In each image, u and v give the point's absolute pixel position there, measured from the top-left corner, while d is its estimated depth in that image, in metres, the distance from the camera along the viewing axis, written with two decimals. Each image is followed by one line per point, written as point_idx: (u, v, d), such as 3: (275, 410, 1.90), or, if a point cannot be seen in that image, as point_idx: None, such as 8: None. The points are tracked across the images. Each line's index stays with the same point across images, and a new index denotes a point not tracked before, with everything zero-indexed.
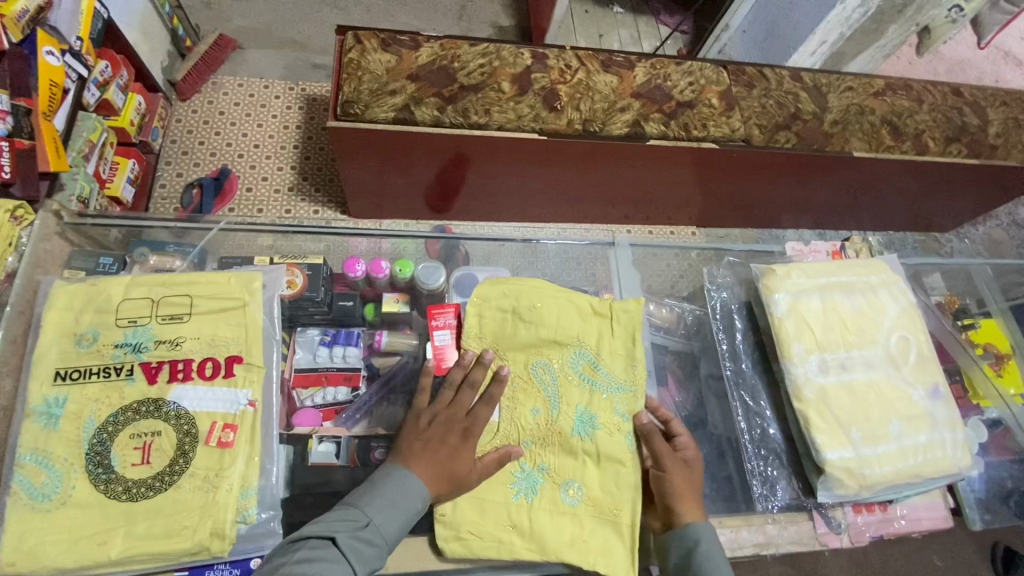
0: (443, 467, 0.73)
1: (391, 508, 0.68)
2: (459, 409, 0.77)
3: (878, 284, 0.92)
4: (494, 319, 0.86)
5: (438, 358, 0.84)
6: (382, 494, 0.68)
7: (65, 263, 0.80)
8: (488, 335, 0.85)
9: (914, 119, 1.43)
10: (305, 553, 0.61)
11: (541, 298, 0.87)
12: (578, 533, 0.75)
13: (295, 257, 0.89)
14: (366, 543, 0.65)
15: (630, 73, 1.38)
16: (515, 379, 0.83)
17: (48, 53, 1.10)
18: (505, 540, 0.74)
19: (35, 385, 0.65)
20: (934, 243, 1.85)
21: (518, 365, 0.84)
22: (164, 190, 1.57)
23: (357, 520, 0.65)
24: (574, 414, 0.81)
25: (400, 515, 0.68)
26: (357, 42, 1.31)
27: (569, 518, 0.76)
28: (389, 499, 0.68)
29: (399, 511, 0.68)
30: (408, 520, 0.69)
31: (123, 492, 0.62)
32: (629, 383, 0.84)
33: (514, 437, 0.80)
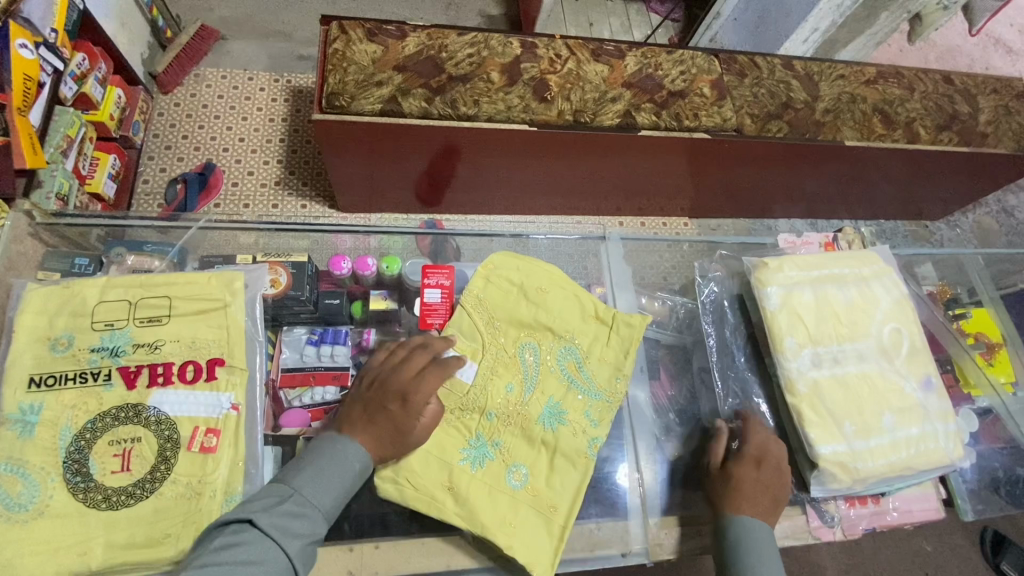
0: (385, 429, 0.68)
1: (319, 478, 0.62)
2: (409, 369, 0.72)
3: (870, 276, 0.92)
4: (497, 292, 0.87)
5: (425, 314, 0.88)
6: (309, 466, 0.63)
7: (40, 264, 0.78)
8: (487, 303, 0.86)
9: (905, 107, 1.42)
10: (223, 539, 0.54)
11: (551, 284, 0.88)
12: (509, 515, 0.72)
13: (279, 256, 0.87)
14: (294, 517, 0.59)
15: (621, 62, 1.36)
16: (499, 350, 0.83)
17: (21, 45, 1.06)
18: (438, 498, 0.72)
19: (8, 392, 0.63)
20: (925, 232, 1.85)
21: (508, 341, 0.84)
22: (147, 186, 1.54)
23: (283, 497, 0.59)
24: (545, 404, 0.80)
25: (329, 483, 0.62)
26: (342, 33, 1.27)
27: (506, 498, 0.73)
28: (318, 469, 0.63)
29: (328, 479, 0.63)
30: (342, 487, 0.63)
31: (102, 500, 0.61)
32: (607, 393, 0.83)
33: (479, 404, 0.79)
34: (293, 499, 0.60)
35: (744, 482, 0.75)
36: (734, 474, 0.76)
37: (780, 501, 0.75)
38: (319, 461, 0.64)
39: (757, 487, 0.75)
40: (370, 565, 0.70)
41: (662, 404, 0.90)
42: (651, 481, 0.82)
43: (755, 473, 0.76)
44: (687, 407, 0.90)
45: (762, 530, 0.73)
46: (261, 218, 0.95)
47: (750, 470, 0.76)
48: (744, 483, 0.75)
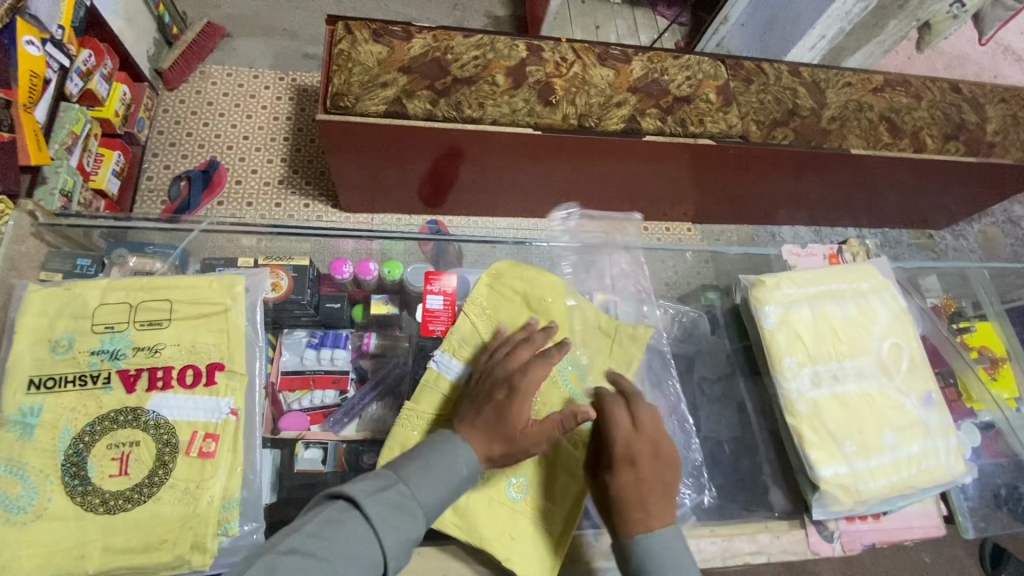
0: (491, 417, 0.68)
1: (438, 475, 0.61)
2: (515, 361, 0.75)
3: (869, 290, 0.91)
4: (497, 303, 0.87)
5: (426, 321, 0.86)
6: (434, 466, 0.61)
7: (42, 264, 0.78)
8: (489, 311, 0.86)
9: (912, 115, 1.41)
10: (329, 515, 0.53)
11: (553, 294, 0.88)
12: (507, 526, 0.72)
13: (281, 260, 0.87)
14: (397, 511, 0.56)
15: (626, 67, 1.36)
16: None
17: (28, 42, 1.06)
18: None
19: (8, 393, 0.63)
20: (929, 241, 1.84)
21: None
22: (150, 183, 1.54)
23: (399, 483, 0.58)
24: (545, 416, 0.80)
25: (439, 479, 0.61)
26: (347, 33, 1.28)
27: (506, 508, 0.73)
28: (441, 469, 0.61)
29: (439, 474, 0.61)
30: (448, 486, 0.61)
31: (100, 504, 0.61)
32: None
33: None
34: (410, 492, 0.58)
35: (632, 491, 0.65)
36: (616, 486, 0.66)
37: (668, 485, 0.67)
38: (454, 463, 0.63)
39: (648, 491, 0.65)
40: None
41: None
42: None
43: (638, 475, 0.66)
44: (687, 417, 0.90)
45: (671, 535, 0.64)
46: (258, 222, 0.94)
47: (631, 475, 0.66)
48: (633, 496, 0.65)
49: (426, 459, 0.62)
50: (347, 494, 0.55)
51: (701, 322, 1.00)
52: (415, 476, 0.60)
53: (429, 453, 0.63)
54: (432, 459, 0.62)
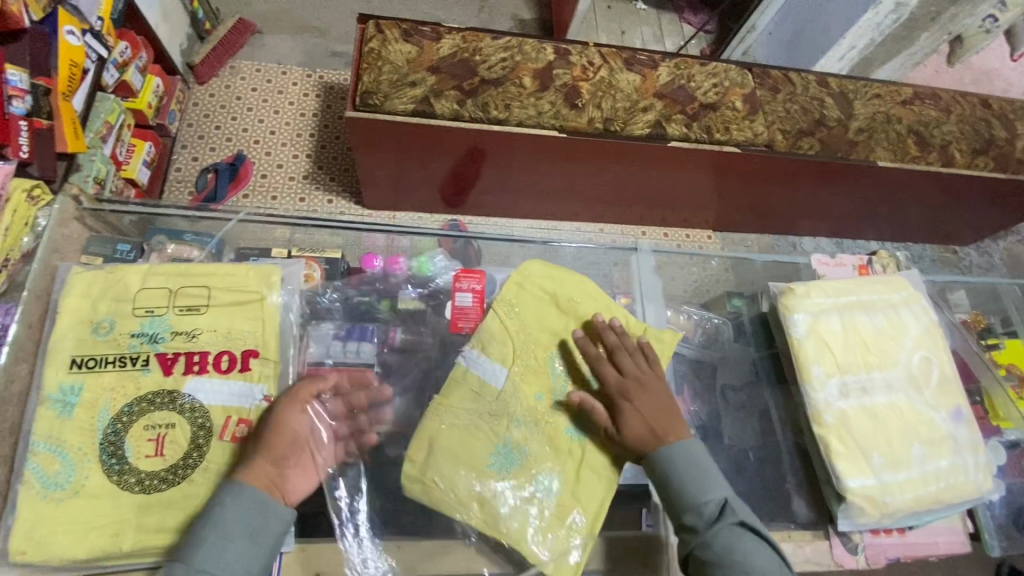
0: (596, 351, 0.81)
1: (223, 535, 0.59)
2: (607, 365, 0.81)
3: (899, 302, 0.90)
4: (520, 317, 0.86)
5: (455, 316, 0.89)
6: (206, 536, 0.58)
7: (82, 247, 0.80)
8: (519, 310, 0.87)
9: (941, 129, 1.40)
10: None
11: (581, 292, 0.88)
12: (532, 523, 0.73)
13: (313, 252, 0.92)
14: None
15: (653, 72, 1.36)
16: (529, 357, 0.83)
17: (68, 32, 1.09)
18: (466, 504, 0.72)
19: (50, 371, 0.65)
20: (953, 256, 1.82)
21: (540, 348, 0.84)
22: (180, 174, 1.57)
23: (175, 565, 0.57)
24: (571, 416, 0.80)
25: (240, 547, 0.59)
26: (378, 32, 1.29)
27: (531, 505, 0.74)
28: (220, 528, 0.59)
29: (238, 543, 0.59)
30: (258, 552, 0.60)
31: (136, 483, 0.62)
32: None
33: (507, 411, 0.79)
34: (185, 570, 0.57)
35: (638, 422, 0.75)
36: (623, 420, 0.75)
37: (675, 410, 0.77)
38: (223, 519, 0.59)
39: (653, 421, 0.75)
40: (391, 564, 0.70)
41: (686, 419, 0.87)
42: None
43: (636, 405, 0.76)
44: (711, 425, 0.89)
45: (697, 452, 0.73)
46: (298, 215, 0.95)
47: (632, 408, 0.75)
48: (642, 426, 0.74)
49: (205, 530, 0.59)
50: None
51: (725, 329, 0.99)
52: (192, 552, 0.58)
53: (200, 527, 0.59)
54: (200, 529, 0.59)
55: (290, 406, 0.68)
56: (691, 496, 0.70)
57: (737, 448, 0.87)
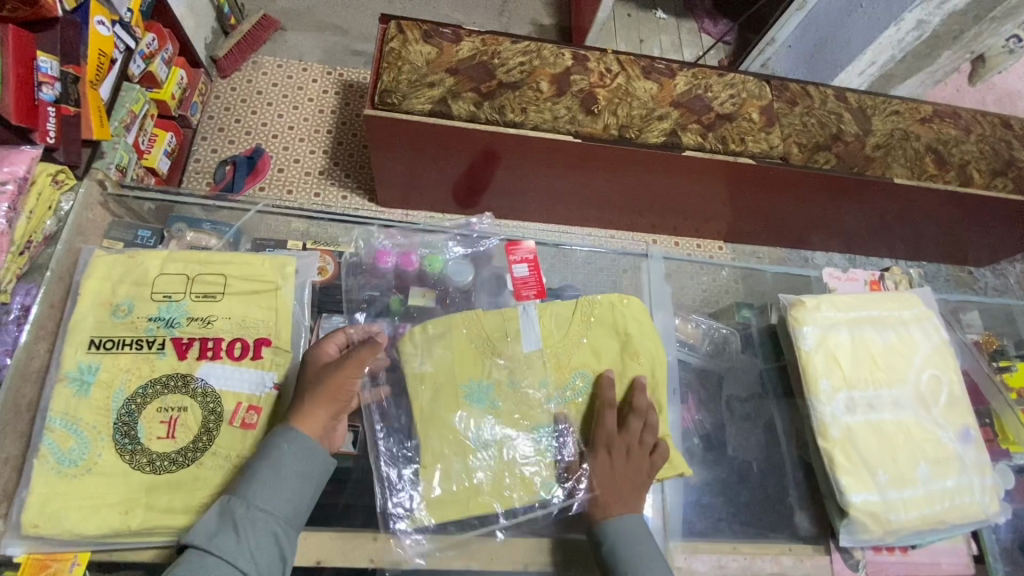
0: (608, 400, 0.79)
1: (277, 478, 0.61)
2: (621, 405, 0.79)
3: (910, 319, 0.89)
4: (556, 319, 0.87)
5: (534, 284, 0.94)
6: (262, 475, 0.61)
7: (105, 232, 0.82)
8: (567, 310, 0.88)
9: (960, 148, 1.39)
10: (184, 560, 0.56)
11: (642, 322, 0.88)
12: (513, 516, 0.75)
13: (328, 246, 0.94)
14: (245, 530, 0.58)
15: (670, 81, 1.36)
16: (558, 348, 0.85)
17: (98, 23, 1.12)
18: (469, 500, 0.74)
19: (70, 351, 0.67)
20: (968, 277, 1.80)
21: (573, 343, 0.86)
22: (198, 164, 1.60)
23: (233, 499, 0.60)
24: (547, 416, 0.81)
25: (285, 486, 0.61)
26: (399, 32, 1.31)
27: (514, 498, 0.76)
28: (278, 469, 0.61)
29: (284, 482, 0.61)
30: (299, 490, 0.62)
31: (147, 463, 0.63)
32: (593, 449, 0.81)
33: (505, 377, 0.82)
34: (244, 505, 0.59)
35: (608, 478, 0.74)
36: (594, 473, 0.75)
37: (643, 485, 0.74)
38: (281, 462, 0.62)
39: (620, 481, 0.73)
40: (390, 557, 0.70)
41: (687, 427, 0.88)
42: (672, 500, 0.79)
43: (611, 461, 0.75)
44: (714, 434, 0.89)
45: (638, 530, 0.70)
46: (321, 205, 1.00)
47: (606, 461, 0.75)
48: (605, 485, 0.73)
49: (260, 472, 0.61)
50: (190, 543, 0.58)
51: (732, 338, 0.99)
52: (248, 488, 0.60)
53: (255, 465, 0.62)
54: (258, 468, 0.61)
55: (352, 369, 0.68)
56: (631, 573, 0.66)
57: (741, 459, 0.87)
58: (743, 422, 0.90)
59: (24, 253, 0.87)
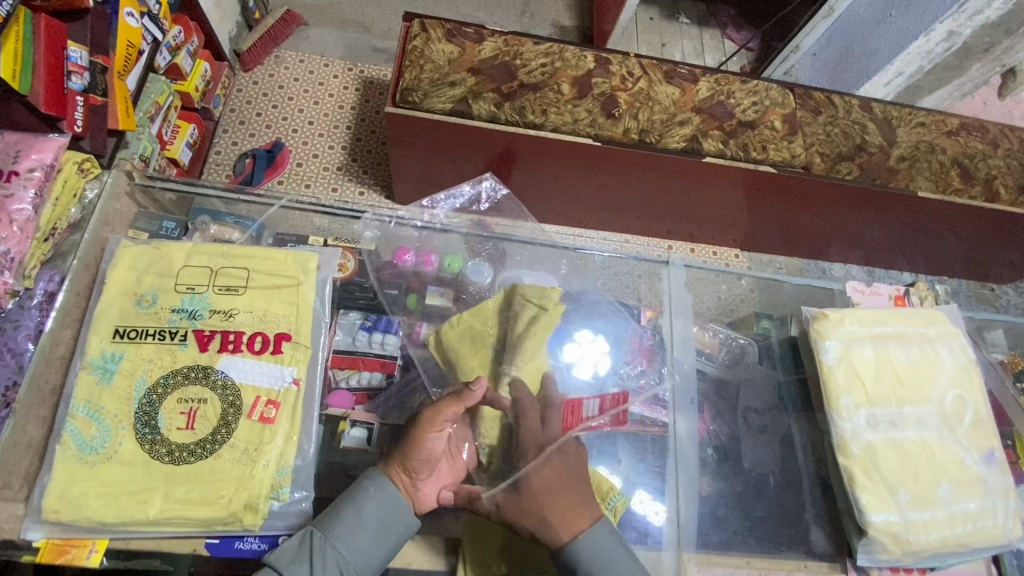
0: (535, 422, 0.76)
1: (359, 522, 0.64)
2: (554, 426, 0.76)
3: (936, 337, 0.88)
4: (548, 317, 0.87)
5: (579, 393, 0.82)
6: (347, 515, 0.64)
7: (131, 222, 0.84)
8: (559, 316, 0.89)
9: (987, 163, 1.36)
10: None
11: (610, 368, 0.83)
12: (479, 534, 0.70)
13: (351, 244, 0.94)
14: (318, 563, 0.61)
15: (692, 87, 1.35)
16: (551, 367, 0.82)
17: (128, 14, 1.13)
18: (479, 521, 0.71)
19: (95, 339, 0.68)
20: (990, 294, 1.76)
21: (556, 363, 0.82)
22: (219, 157, 1.61)
23: (314, 532, 0.63)
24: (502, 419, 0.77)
25: (365, 529, 0.63)
26: (422, 31, 1.31)
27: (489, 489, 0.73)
28: (359, 512, 0.64)
29: (364, 524, 0.64)
30: (376, 535, 0.64)
31: (166, 454, 0.64)
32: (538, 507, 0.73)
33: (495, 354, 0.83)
34: (322, 540, 0.62)
35: (550, 489, 0.69)
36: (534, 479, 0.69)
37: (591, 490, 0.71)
38: (362, 507, 0.64)
39: (563, 485, 0.69)
40: (403, 556, 0.69)
41: (702, 437, 0.86)
42: (686, 511, 0.78)
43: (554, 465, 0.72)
44: (729, 446, 0.88)
45: (606, 536, 0.67)
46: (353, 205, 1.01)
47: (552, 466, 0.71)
48: (546, 483, 0.69)
49: (341, 515, 0.64)
50: (269, 563, 0.60)
51: (750, 350, 0.99)
52: (330, 525, 0.63)
53: (340, 503, 0.65)
54: (343, 507, 0.64)
55: (428, 424, 0.69)
56: None
57: (757, 473, 0.86)
58: (759, 435, 0.89)
59: (48, 240, 0.88)
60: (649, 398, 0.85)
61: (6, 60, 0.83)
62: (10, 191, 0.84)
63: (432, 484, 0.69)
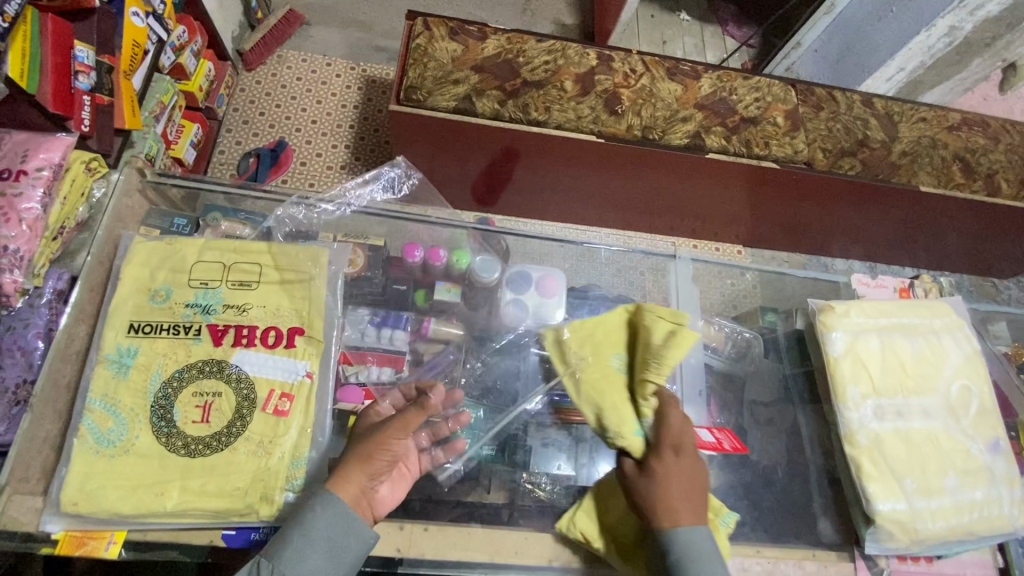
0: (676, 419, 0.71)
1: (308, 544, 0.59)
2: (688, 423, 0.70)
3: (941, 329, 0.88)
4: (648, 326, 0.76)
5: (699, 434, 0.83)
6: (294, 539, 0.59)
7: (143, 219, 0.85)
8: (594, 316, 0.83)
9: (988, 157, 1.37)
10: None
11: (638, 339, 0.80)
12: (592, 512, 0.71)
13: (359, 239, 0.93)
14: None
15: (695, 83, 1.36)
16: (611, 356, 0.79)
17: (133, 14, 1.13)
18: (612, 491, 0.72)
19: (110, 334, 0.69)
20: (992, 289, 1.76)
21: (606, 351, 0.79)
22: (223, 156, 1.61)
23: (261, 562, 0.58)
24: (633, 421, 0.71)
25: (316, 553, 0.59)
26: (425, 29, 1.32)
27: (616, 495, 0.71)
28: (307, 535, 0.60)
29: (314, 548, 0.59)
30: (331, 557, 0.60)
31: (182, 446, 0.64)
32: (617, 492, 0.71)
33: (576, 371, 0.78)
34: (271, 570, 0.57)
35: (671, 481, 0.65)
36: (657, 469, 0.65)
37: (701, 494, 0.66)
38: (311, 529, 0.60)
39: (686, 493, 0.64)
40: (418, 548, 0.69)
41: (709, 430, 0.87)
42: None
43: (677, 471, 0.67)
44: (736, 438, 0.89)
45: (708, 544, 0.63)
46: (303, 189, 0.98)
47: (672, 462, 0.66)
48: (672, 484, 0.65)
49: (289, 541, 0.59)
50: None
51: (755, 343, 1.00)
52: (278, 550, 0.59)
53: (288, 526, 0.60)
54: (290, 531, 0.60)
55: (397, 429, 0.68)
56: None
57: (765, 464, 0.87)
58: (765, 427, 0.90)
59: (58, 239, 0.88)
60: None
61: (14, 60, 0.84)
62: (20, 190, 0.85)
63: (388, 487, 0.69)
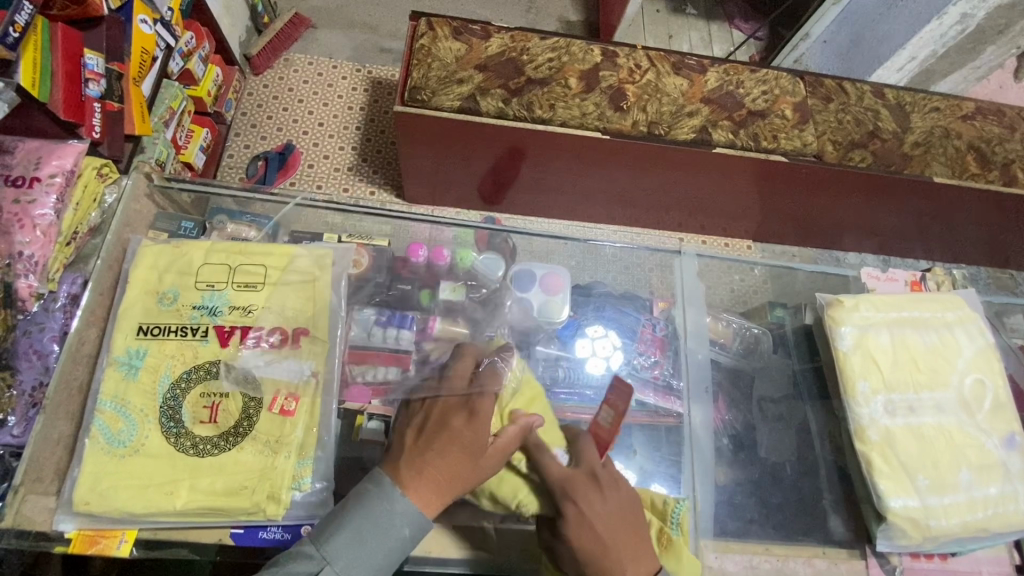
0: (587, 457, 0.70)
1: (366, 539, 0.59)
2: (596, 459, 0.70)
3: (954, 322, 0.87)
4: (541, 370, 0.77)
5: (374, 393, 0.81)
6: (356, 529, 0.59)
7: (151, 224, 0.86)
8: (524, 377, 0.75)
9: (1004, 147, 1.34)
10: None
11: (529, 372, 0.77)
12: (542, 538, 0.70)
13: (363, 239, 0.95)
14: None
15: (701, 77, 1.35)
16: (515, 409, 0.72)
17: (141, 21, 1.14)
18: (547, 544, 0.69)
19: (120, 337, 0.70)
20: (1009, 281, 1.72)
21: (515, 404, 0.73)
22: (231, 160, 1.63)
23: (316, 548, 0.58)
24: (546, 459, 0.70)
25: (366, 553, 0.59)
26: (429, 29, 1.32)
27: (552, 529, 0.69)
28: (369, 528, 0.59)
29: (367, 547, 0.59)
30: (378, 558, 0.59)
31: (191, 446, 0.65)
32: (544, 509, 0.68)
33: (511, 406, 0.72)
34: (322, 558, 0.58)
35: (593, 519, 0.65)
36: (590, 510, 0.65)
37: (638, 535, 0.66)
38: (372, 527, 0.59)
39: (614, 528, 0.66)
40: (423, 544, 0.70)
41: (717, 427, 0.86)
42: (703, 499, 0.78)
43: (604, 507, 0.65)
44: (744, 434, 0.88)
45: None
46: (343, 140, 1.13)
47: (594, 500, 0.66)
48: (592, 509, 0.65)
49: (347, 530, 0.59)
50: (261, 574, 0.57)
51: (764, 339, 0.99)
52: (329, 542, 0.58)
53: (348, 515, 0.60)
54: (351, 514, 0.60)
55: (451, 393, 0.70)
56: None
57: (774, 461, 0.86)
58: (774, 424, 0.89)
59: (71, 243, 0.91)
60: (664, 388, 0.88)
61: (26, 69, 0.85)
62: (33, 197, 0.87)
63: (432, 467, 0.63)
